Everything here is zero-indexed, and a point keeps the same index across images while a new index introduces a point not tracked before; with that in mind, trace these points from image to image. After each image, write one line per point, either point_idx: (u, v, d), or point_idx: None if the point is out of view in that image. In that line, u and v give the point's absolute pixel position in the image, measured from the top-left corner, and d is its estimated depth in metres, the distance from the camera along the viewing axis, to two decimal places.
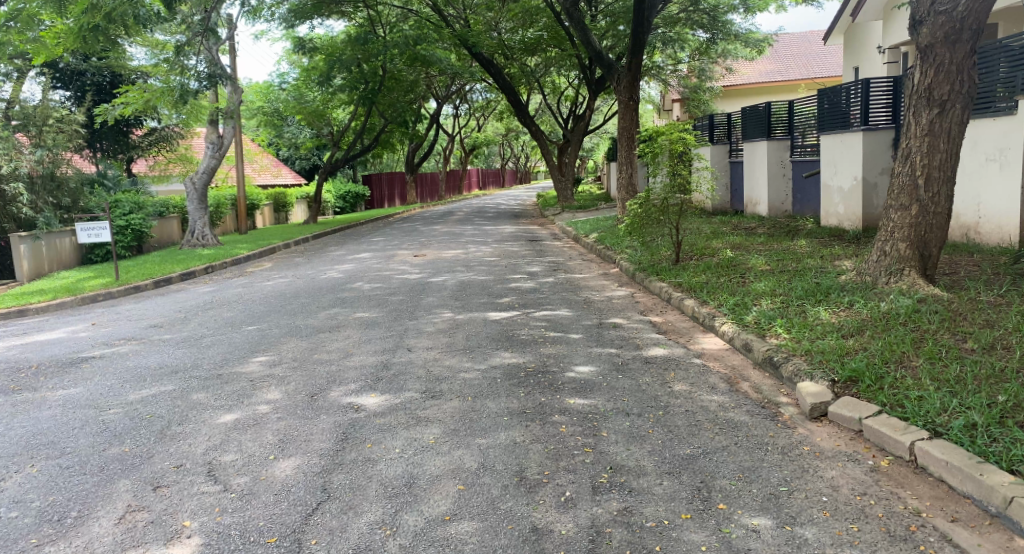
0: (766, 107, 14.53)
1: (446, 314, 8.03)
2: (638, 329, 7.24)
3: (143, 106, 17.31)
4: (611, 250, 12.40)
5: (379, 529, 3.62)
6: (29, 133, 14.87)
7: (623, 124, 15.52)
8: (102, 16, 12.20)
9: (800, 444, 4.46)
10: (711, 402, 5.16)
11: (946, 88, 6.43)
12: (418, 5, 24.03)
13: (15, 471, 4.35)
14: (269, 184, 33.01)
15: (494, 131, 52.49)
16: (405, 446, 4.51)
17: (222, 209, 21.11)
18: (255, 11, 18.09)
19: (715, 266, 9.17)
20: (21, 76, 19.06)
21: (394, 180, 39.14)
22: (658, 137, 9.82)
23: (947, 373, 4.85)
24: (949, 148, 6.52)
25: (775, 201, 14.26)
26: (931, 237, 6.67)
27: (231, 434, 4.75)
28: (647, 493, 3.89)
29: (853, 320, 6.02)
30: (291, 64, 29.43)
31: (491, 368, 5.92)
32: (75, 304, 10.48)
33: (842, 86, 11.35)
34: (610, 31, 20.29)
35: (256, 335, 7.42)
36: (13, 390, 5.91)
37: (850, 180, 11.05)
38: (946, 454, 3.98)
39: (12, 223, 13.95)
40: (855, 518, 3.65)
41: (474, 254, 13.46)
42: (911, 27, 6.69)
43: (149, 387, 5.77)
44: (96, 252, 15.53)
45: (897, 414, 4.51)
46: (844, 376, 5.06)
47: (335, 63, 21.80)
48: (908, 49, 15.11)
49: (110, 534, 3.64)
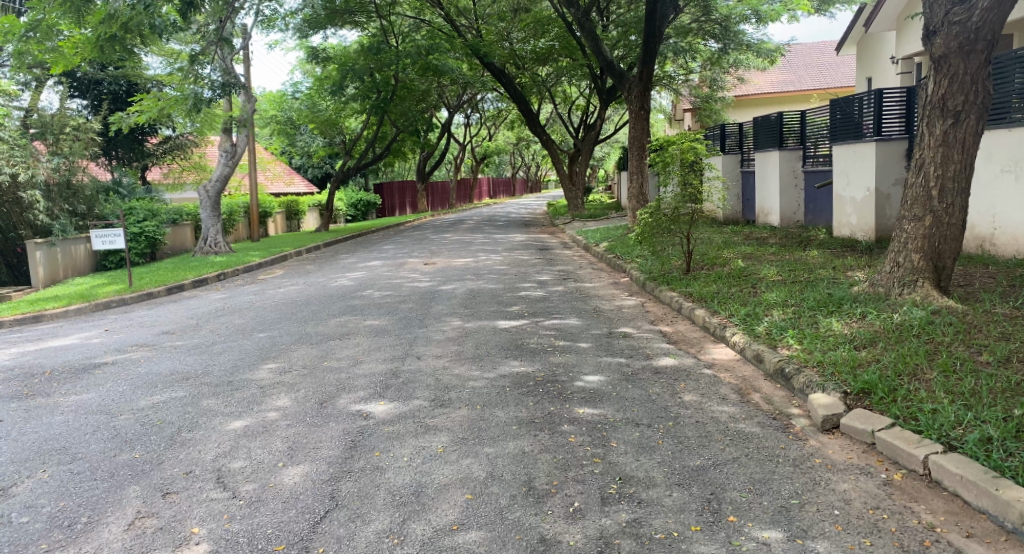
0: (778, 117, 14.50)
1: (455, 322, 8.03)
2: (648, 338, 7.21)
3: (158, 115, 17.47)
4: (621, 259, 12.38)
5: (387, 538, 3.60)
6: (46, 141, 14.96)
7: (633, 133, 15.53)
8: (119, 26, 12.40)
9: (812, 457, 4.42)
10: (721, 413, 5.12)
11: (960, 98, 6.39)
12: (431, 15, 24.16)
13: (26, 475, 4.37)
14: (281, 193, 33.31)
15: (505, 140, 52.50)
16: (413, 454, 4.49)
17: (235, 216, 21.42)
18: (269, 21, 18.21)
19: (726, 276, 9.14)
20: (40, 85, 19.37)
21: (405, 189, 39.27)
22: (669, 146, 9.74)
23: (961, 386, 4.79)
24: (963, 158, 6.46)
25: (787, 211, 14.21)
26: (945, 248, 6.60)
27: (239, 441, 4.75)
28: (657, 504, 3.86)
29: (864, 331, 5.98)
30: (304, 74, 29.73)
31: (499, 378, 5.89)
32: (89, 310, 10.57)
33: (855, 97, 11.33)
34: (621, 41, 20.40)
35: (266, 342, 7.43)
36: (25, 395, 5.94)
37: (863, 191, 10.98)
38: (960, 468, 3.92)
39: (28, 230, 14.10)
40: (867, 533, 3.60)
41: (484, 262, 13.47)
42: (925, 39, 6.66)
43: (160, 394, 5.78)
44: (110, 259, 15.72)
45: (911, 427, 4.46)
46: (856, 387, 5.01)
47: (349, 72, 22.20)
48: (923, 60, 15.01)
49: (119, 540, 3.64)
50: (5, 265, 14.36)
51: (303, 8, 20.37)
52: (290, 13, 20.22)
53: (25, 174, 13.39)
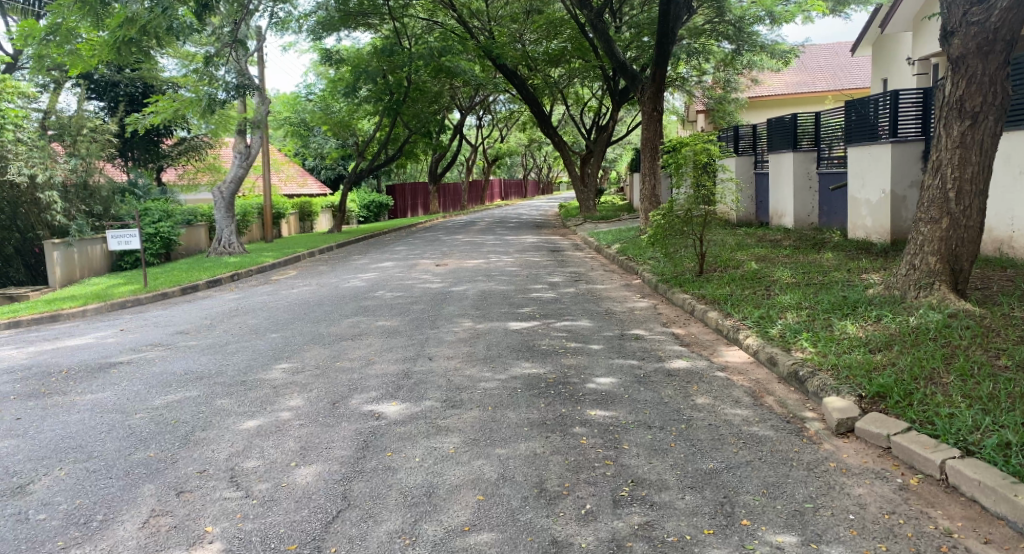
0: (793, 119, 14.40)
1: (467, 323, 8.04)
2: (660, 341, 7.18)
3: (173, 116, 17.55)
4: (632, 261, 12.38)
5: (399, 538, 3.60)
6: (64, 142, 15.16)
7: (646, 135, 15.49)
8: (137, 28, 12.51)
9: (826, 460, 4.39)
10: (735, 416, 5.09)
11: (978, 100, 6.33)
12: (445, 17, 24.17)
13: (44, 473, 4.41)
14: (294, 194, 33.53)
15: (518, 141, 52.51)
16: (426, 455, 4.48)
17: (249, 218, 21.58)
18: (284, 23, 18.30)
19: (740, 278, 9.11)
20: (58, 87, 19.63)
21: (417, 190, 39.41)
22: (682, 148, 9.71)
23: (979, 390, 4.74)
24: (982, 160, 6.40)
25: (801, 214, 14.13)
26: (963, 251, 6.55)
27: (252, 441, 4.76)
28: (670, 507, 3.84)
29: (880, 334, 5.93)
30: (318, 76, 29.97)
31: (511, 379, 5.89)
32: (104, 310, 10.64)
33: (870, 98, 11.22)
34: (634, 43, 20.34)
35: (279, 342, 7.47)
36: (43, 394, 5.99)
37: (878, 193, 10.90)
38: (977, 473, 3.88)
39: (45, 231, 14.24)
40: (883, 538, 3.57)
41: (496, 264, 13.47)
42: (943, 39, 6.60)
43: (174, 393, 5.82)
44: (126, 259, 15.86)
45: (927, 431, 4.42)
46: (872, 391, 4.97)
47: (361, 75, 22.07)
48: (940, 60, 14.85)
49: (134, 538, 3.66)
50: (24, 265, 14.70)
51: (316, 11, 20.48)
52: (304, 15, 20.31)
53: (42, 175, 13.55)
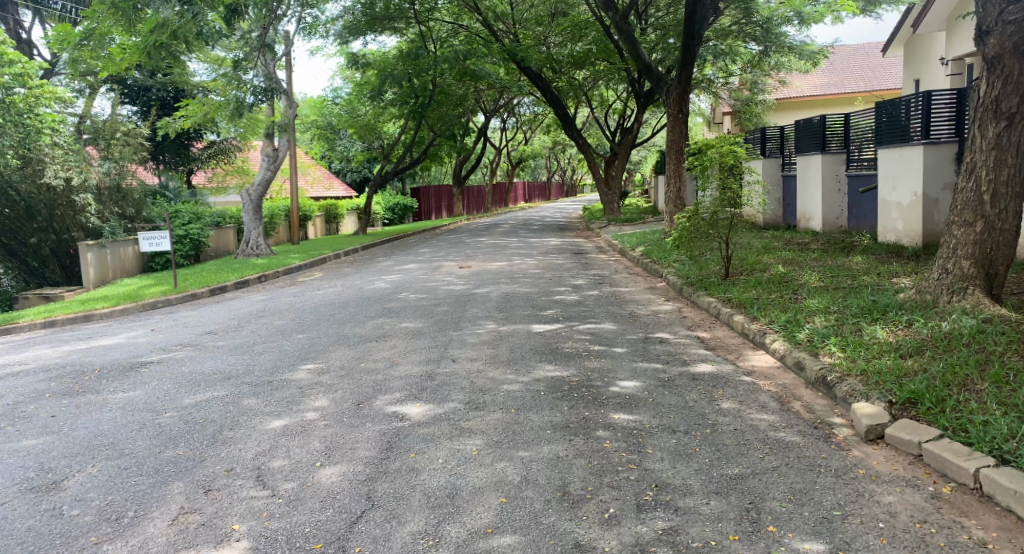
0: (821, 120, 14.21)
1: (490, 325, 8.03)
2: (685, 344, 7.11)
3: (202, 120, 17.75)
4: (657, 264, 12.30)
5: (422, 539, 3.61)
6: (98, 146, 15.41)
7: (671, 136, 15.37)
8: (168, 34, 12.64)
9: (855, 467, 4.31)
10: (761, 421, 5.02)
11: (1015, 100, 6.19)
12: (470, 20, 24.20)
13: (77, 470, 4.47)
14: (320, 197, 33.90)
15: (542, 143, 52.47)
16: (449, 456, 4.49)
17: (276, 220, 21.80)
18: (311, 27, 18.47)
19: (767, 282, 8.98)
20: (93, 92, 20.06)
21: (441, 193, 39.57)
22: (709, 150, 9.65)
23: (1015, 397, 4.62)
24: (1018, 162, 6.27)
25: (830, 216, 13.94)
26: (998, 254, 6.42)
27: (278, 441, 4.80)
28: (694, 512, 3.80)
29: (911, 340, 5.83)
30: (344, 80, 30.23)
31: (535, 382, 5.86)
32: (135, 310, 10.80)
33: (902, 99, 11.02)
34: (660, 44, 20.12)
35: (305, 343, 7.52)
36: (76, 392, 6.08)
37: (909, 195, 10.72)
38: (1013, 482, 3.79)
39: (80, 232, 14.50)
40: (914, 547, 3.50)
41: (519, 266, 13.46)
42: (977, 38, 6.46)
43: (203, 392, 5.89)
44: (156, 260, 16.06)
45: (960, 439, 4.34)
46: (902, 397, 4.89)
47: (387, 78, 22.15)
48: (974, 60, 14.57)
49: (163, 534, 3.70)
50: (59, 266, 14.97)
51: (343, 15, 20.70)
52: (331, 19, 20.53)
53: (77, 178, 13.83)
